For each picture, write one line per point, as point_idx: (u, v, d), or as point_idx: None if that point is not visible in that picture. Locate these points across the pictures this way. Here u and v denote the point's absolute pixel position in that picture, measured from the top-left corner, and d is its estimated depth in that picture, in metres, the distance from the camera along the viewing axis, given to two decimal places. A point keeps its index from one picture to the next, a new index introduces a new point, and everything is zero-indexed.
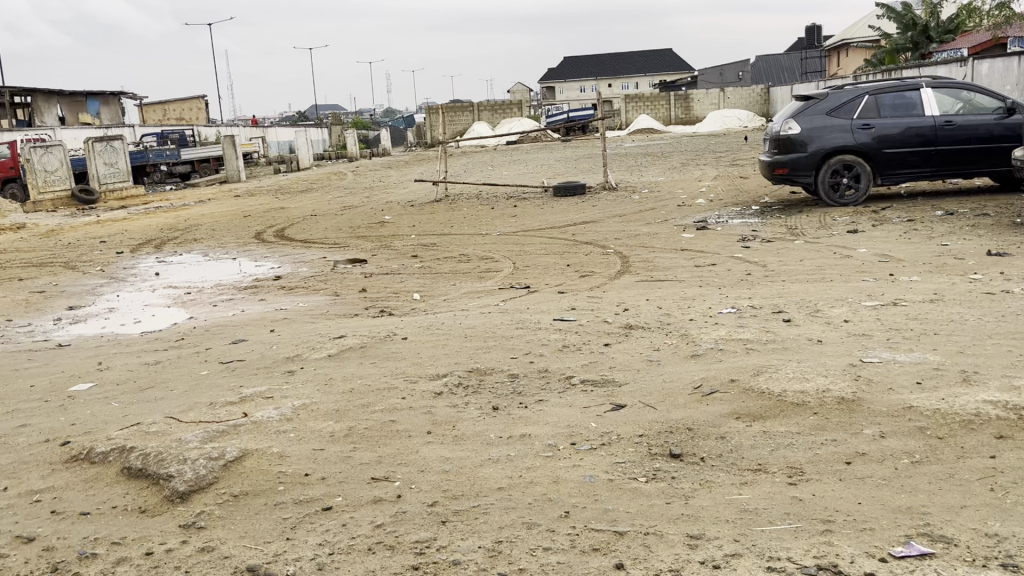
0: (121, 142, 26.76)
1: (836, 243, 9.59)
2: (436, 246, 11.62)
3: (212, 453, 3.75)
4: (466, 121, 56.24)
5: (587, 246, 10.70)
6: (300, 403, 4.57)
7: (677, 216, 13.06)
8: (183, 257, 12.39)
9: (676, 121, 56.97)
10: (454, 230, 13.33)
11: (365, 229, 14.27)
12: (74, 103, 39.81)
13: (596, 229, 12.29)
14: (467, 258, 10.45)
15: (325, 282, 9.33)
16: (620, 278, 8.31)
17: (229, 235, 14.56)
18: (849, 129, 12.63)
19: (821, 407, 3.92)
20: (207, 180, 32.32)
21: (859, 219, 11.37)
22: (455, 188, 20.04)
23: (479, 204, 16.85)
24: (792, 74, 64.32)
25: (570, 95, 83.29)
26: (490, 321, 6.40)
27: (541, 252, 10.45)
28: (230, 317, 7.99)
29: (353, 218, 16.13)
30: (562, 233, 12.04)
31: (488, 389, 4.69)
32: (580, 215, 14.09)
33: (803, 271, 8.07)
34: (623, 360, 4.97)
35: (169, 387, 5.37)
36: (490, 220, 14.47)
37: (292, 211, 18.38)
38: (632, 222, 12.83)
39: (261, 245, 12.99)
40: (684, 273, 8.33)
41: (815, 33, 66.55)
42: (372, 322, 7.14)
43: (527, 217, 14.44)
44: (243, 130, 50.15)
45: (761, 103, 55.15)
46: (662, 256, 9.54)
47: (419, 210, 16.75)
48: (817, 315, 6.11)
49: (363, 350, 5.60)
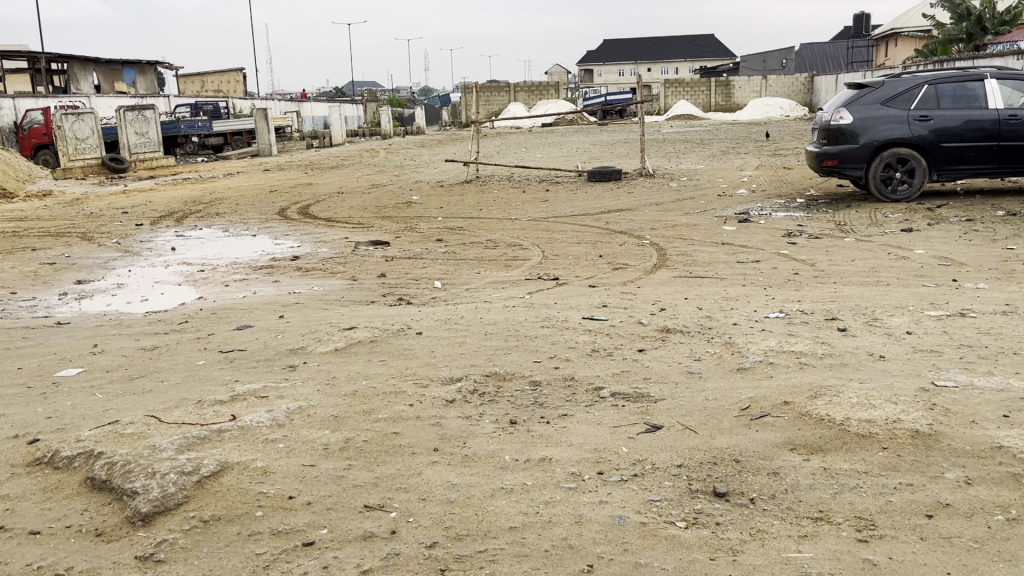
0: (153, 112, 26.50)
1: (891, 243, 8.92)
2: (463, 230, 11.13)
3: (185, 466, 3.27)
4: (502, 102, 55.62)
5: (622, 236, 10.14)
6: (295, 406, 4.08)
7: (717, 207, 12.43)
8: (202, 232, 12.01)
9: (716, 108, 55.83)
10: (483, 214, 12.84)
11: (392, 209, 13.79)
12: (110, 72, 39.85)
13: (630, 218, 11.72)
14: (494, 244, 9.96)
15: (344, 265, 8.89)
16: (656, 273, 7.77)
17: (252, 211, 14.21)
18: (905, 121, 11.88)
19: (893, 441, 3.34)
20: (239, 153, 32.12)
21: (913, 217, 10.67)
22: (487, 168, 19.51)
23: (510, 187, 16.31)
24: (838, 63, 62.74)
25: (609, 78, 82.05)
26: (513, 316, 5.89)
27: (572, 241, 9.91)
28: (240, 299, 7.57)
29: (380, 197, 15.67)
30: (596, 221, 11.47)
31: (506, 399, 4.18)
32: (615, 201, 13.52)
33: (856, 272, 7.43)
34: (659, 372, 4.44)
35: (160, 378, 4.93)
36: (521, 204, 13.96)
37: (319, 187, 18.00)
38: (669, 212, 12.23)
39: (283, 222, 12.58)
40: (725, 269, 7.76)
41: (863, 22, 64.75)
42: (388, 312, 6.66)
43: (559, 202, 13.91)
44: (277, 104, 50.00)
45: (804, 92, 53.79)
46: (702, 250, 8.94)
47: (448, 191, 16.24)
48: (875, 324, 5.52)
49: (372, 345, 5.11)
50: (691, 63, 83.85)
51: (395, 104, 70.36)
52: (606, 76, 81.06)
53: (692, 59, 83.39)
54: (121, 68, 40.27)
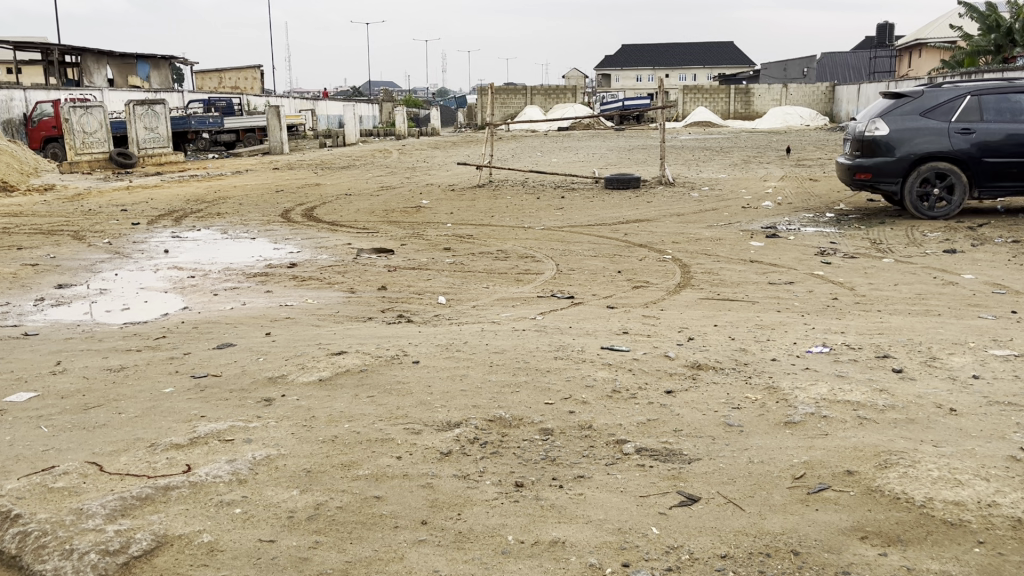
0: (163, 106, 26.04)
1: (934, 265, 8.24)
2: (472, 238, 10.53)
3: (112, 543, 2.67)
4: (518, 105, 55.07)
5: (641, 249, 9.49)
6: (262, 456, 3.47)
7: (742, 220, 11.77)
8: (200, 233, 11.46)
9: (735, 115, 55.06)
10: (495, 221, 12.23)
11: (400, 213, 13.20)
12: (124, 67, 39.53)
13: (650, 229, 11.07)
14: (504, 255, 9.35)
15: (344, 274, 8.29)
16: (680, 293, 7.13)
17: (255, 212, 13.64)
18: (945, 133, 11.19)
19: (990, 534, 2.69)
20: (250, 151, 31.69)
21: (954, 236, 9.96)
22: (501, 172, 18.90)
23: (525, 193, 15.69)
24: (859, 73, 61.80)
25: (627, 83, 81.35)
26: (523, 343, 5.24)
27: (589, 254, 9.27)
28: (228, 310, 6.97)
29: (389, 200, 15.10)
30: (614, 232, 10.83)
31: (511, 452, 3.54)
32: (633, 211, 12.87)
33: (901, 299, 6.76)
34: (692, 422, 3.79)
35: (117, 408, 4.31)
36: (534, 211, 13.35)
37: (326, 188, 17.46)
38: (690, 223, 11.58)
39: (285, 225, 12.02)
40: (756, 292, 7.11)
41: (886, 32, 63.69)
42: (385, 331, 6.04)
43: (574, 210, 13.28)
44: (292, 103, 49.67)
45: (825, 101, 52.91)
46: (729, 268, 8.28)
47: (460, 195, 15.64)
48: (935, 365, 4.84)
49: (362, 376, 4.49)
50: (710, 70, 82.98)
51: (411, 104, 70.07)
52: (624, 81, 80.36)
53: (711, 66, 82.51)
54: (136, 62, 39.88)
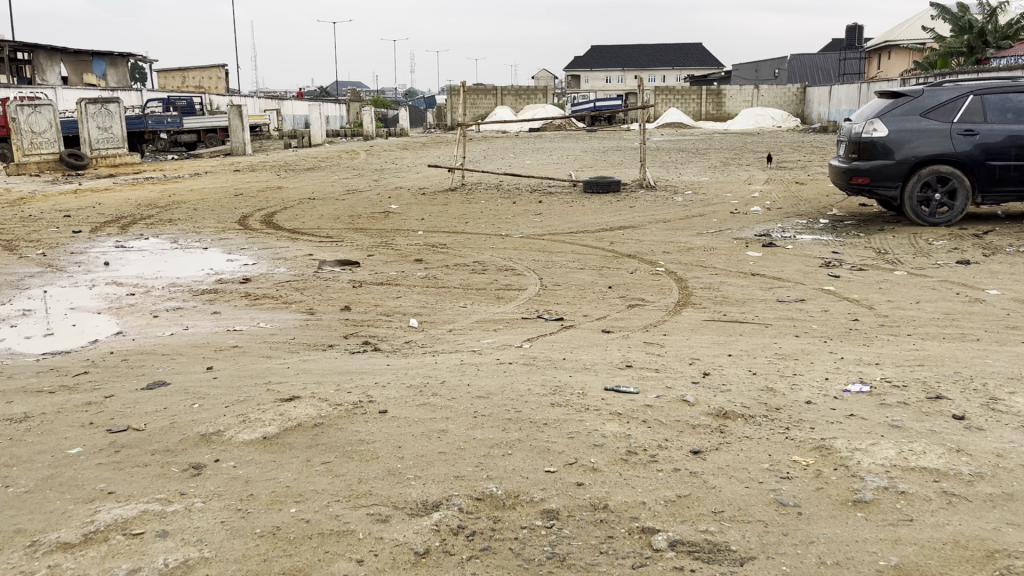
0: (117, 105, 24.86)
1: (952, 278, 7.57)
2: (446, 248, 9.70)
3: None
4: (488, 105, 54.26)
5: (630, 261, 8.72)
6: (178, 561, 2.62)
7: (733, 227, 11.08)
8: (147, 242, 10.49)
9: (707, 117, 54.82)
10: (469, 228, 11.42)
11: (368, 220, 12.33)
12: (80, 65, 38.03)
13: (636, 237, 10.32)
14: (482, 268, 8.55)
15: (303, 291, 7.42)
16: (682, 314, 6.37)
17: (210, 218, 12.67)
18: (946, 135, 10.58)
19: None
20: (211, 152, 30.57)
21: (962, 245, 9.33)
22: (473, 175, 18.09)
23: (500, 197, 14.91)
24: (828, 75, 61.85)
25: (597, 84, 80.75)
26: (512, 381, 4.43)
27: (574, 266, 8.49)
28: (166, 335, 6.07)
29: (356, 204, 14.21)
30: (598, 241, 10.07)
31: (508, 548, 2.72)
32: (616, 217, 12.13)
33: (929, 320, 6.04)
34: (735, 499, 3.00)
35: (5, 478, 3.42)
36: (511, 217, 12.55)
37: (289, 192, 16.51)
38: (678, 231, 10.86)
39: (242, 232, 11.11)
40: (766, 312, 6.37)
41: (855, 33, 63.82)
42: (348, 363, 5.19)
43: (553, 216, 12.50)
44: (256, 102, 48.44)
45: (797, 102, 52.81)
46: (730, 282, 7.55)
47: (431, 200, 14.80)
48: (1001, 407, 4.10)
49: (315, 435, 3.64)
50: (680, 71, 82.90)
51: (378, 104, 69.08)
52: (594, 82, 79.96)
53: (681, 66, 82.37)
54: (92, 59, 38.37)
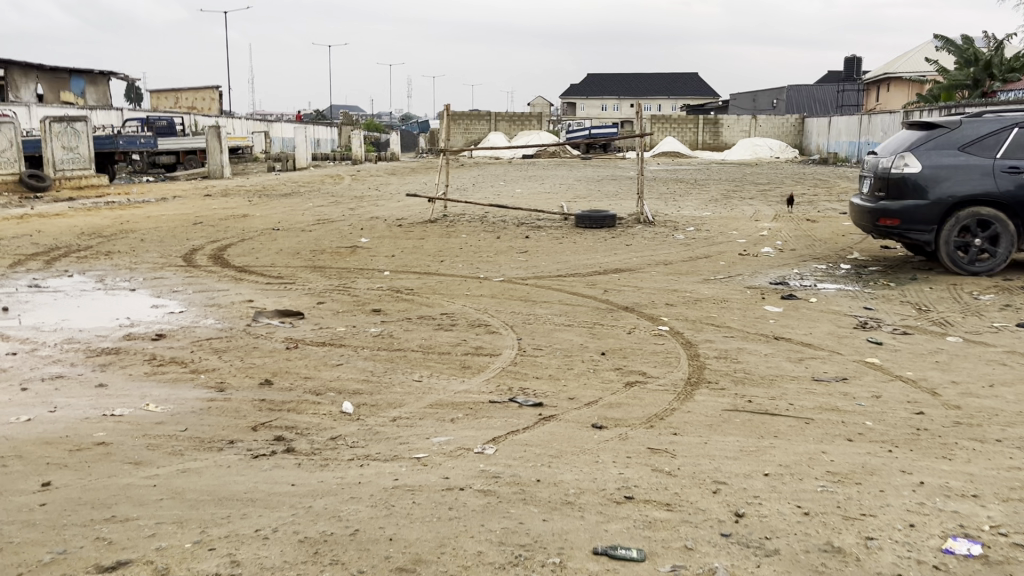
0: (85, 124, 23.51)
1: (1020, 348, 6.20)
2: (411, 294, 8.32)
3: None
4: (481, 131, 53.21)
5: (627, 316, 7.34)
6: None
7: (744, 273, 9.73)
8: (68, 281, 9.05)
9: (703, 147, 53.90)
10: (443, 268, 10.05)
11: (331, 256, 10.96)
12: (58, 83, 36.78)
13: (633, 284, 8.95)
14: (451, 323, 7.17)
15: (225, 354, 6.00)
16: (695, 400, 4.98)
17: (154, 252, 11.26)
18: (989, 172, 9.30)
19: None
20: (188, 175, 29.26)
21: (1016, 300, 7.99)
22: (456, 205, 16.77)
23: (483, 231, 13.55)
24: (826, 107, 61.12)
25: (592, 111, 79.92)
26: (459, 532, 3.02)
27: (561, 323, 7.10)
28: (21, 421, 4.61)
29: (323, 237, 12.84)
30: (590, 288, 8.70)
31: None
32: (611, 258, 10.77)
33: (1017, 414, 4.66)
34: None
35: None
36: (492, 255, 11.19)
37: (254, 221, 15.12)
38: (681, 276, 9.50)
39: (183, 270, 9.72)
40: (802, 399, 4.99)
41: (854, 65, 63.12)
42: (241, 479, 3.77)
43: (540, 254, 11.14)
44: (242, 125, 47.25)
45: (794, 133, 51.83)
46: (749, 350, 6.17)
47: (408, 232, 13.44)
48: None
49: None
50: (676, 100, 82.24)
51: (370, 128, 68.22)
52: (589, 110, 79.19)
53: (676, 96, 81.75)
54: (70, 78, 37.13)
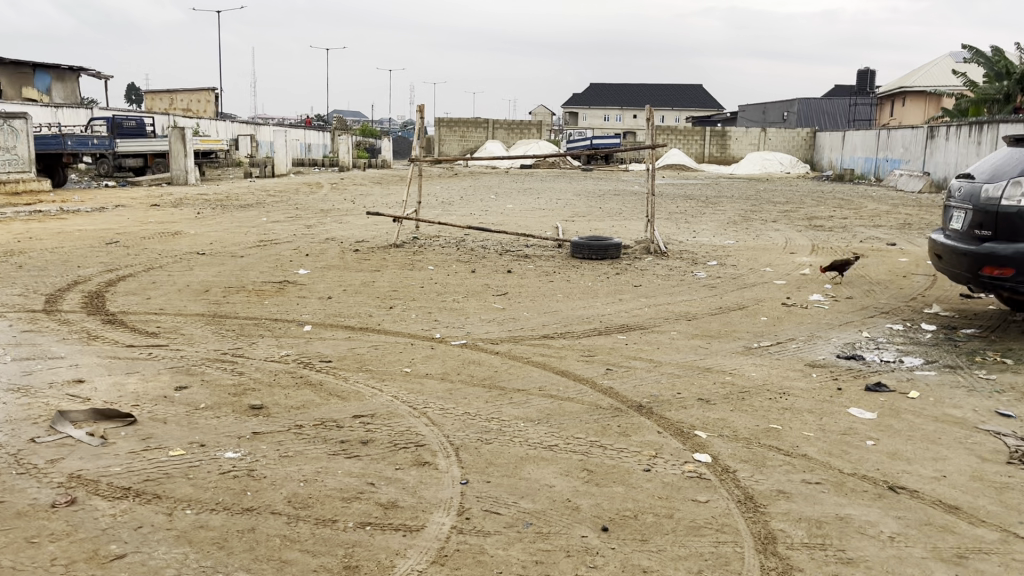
0: (23, 121, 20.81)
1: None
2: (322, 373, 5.67)
3: None
4: (478, 139, 50.70)
5: (638, 430, 4.69)
6: None
7: (799, 338, 7.10)
8: None
9: (710, 160, 51.45)
10: (386, 321, 7.42)
11: (247, 296, 8.35)
12: (21, 78, 34.10)
13: (645, 357, 6.32)
14: (363, 435, 4.53)
15: None
16: None
17: (17, 285, 8.61)
18: None
19: None
20: (151, 181, 26.70)
21: None
22: (429, 225, 14.14)
23: (456, 260, 10.92)
24: (837, 122, 58.56)
25: (595, 121, 77.34)
26: None
27: (534, 442, 4.45)
28: None
29: (252, 266, 10.20)
30: (584, 365, 6.06)
31: None
32: (615, 307, 8.14)
33: None
34: None
35: None
36: (460, 298, 8.57)
37: (182, 241, 12.47)
38: (714, 343, 6.87)
39: (27, 319, 7.06)
40: None
41: (868, 78, 60.53)
42: None
43: (520, 299, 8.52)
44: (224, 128, 44.67)
45: (806, 148, 49.29)
46: (857, 527, 3.53)
47: (362, 260, 10.82)
48: None
49: None
50: (681, 111, 79.70)
51: (365, 133, 65.71)
52: (592, 120, 76.79)
53: (681, 108, 79.25)
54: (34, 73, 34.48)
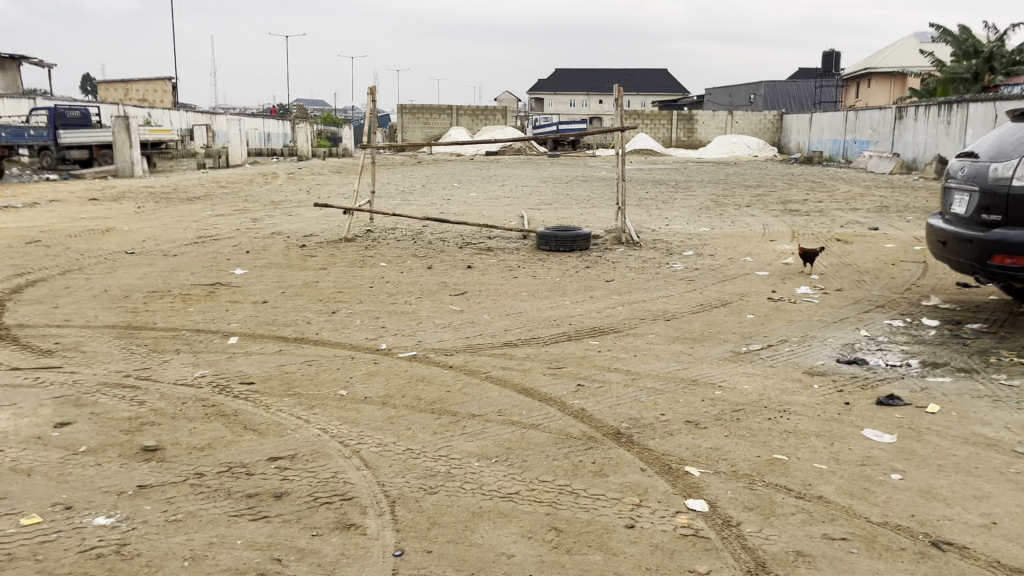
0: None
1: None
2: (238, 400, 4.75)
3: None
4: (441, 126, 49.57)
5: (617, 469, 3.85)
6: None
7: (791, 339, 6.32)
8: None
9: (677, 144, 50.80)
10: (325, 329, 6.50)
11: (170, 302, 7.39)
12: None
13: (620, 368, 5.48)
14: (276, 486, 3.63)
15: None
16: None
17: None
18: None
19: None
20: (95, 174, 25.42)
21: None
22: (384, 216, 13.18)
23: (411, 255, 10.01)
24: (803, 104, 58.23)
25: (560, 107, 76.43)
26: None
27: (489, 491, 3.58)
28: None
29: (184, 266, 9.22)
30: (551, 380, 5.20)
31: None
32: (585, 306, 7.29)
33: None
34: None
35: None
36: (412, 299, 7.67)
37: (111, 238, 11.40)
38: (698, 347, 6.04)
39: None
40: None
41: (833, 61, 60.26)
42: None
43: (479, 299, 7.64)
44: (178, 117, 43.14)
45: (773, 130, 48.88)
46: None
47: (308, 257, 9.87)
48: None
49: None
50: (647, 96, 79.09)
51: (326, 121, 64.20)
52: (557, 106, 75.86)
53: (647, 92, 78.60)
54: None
